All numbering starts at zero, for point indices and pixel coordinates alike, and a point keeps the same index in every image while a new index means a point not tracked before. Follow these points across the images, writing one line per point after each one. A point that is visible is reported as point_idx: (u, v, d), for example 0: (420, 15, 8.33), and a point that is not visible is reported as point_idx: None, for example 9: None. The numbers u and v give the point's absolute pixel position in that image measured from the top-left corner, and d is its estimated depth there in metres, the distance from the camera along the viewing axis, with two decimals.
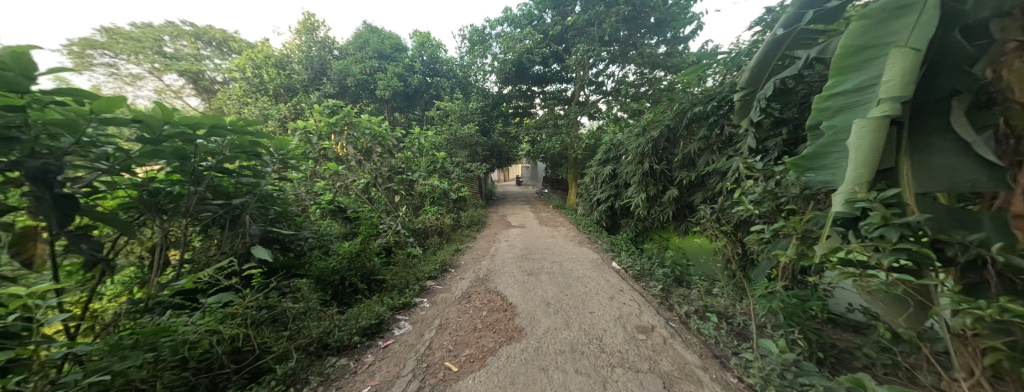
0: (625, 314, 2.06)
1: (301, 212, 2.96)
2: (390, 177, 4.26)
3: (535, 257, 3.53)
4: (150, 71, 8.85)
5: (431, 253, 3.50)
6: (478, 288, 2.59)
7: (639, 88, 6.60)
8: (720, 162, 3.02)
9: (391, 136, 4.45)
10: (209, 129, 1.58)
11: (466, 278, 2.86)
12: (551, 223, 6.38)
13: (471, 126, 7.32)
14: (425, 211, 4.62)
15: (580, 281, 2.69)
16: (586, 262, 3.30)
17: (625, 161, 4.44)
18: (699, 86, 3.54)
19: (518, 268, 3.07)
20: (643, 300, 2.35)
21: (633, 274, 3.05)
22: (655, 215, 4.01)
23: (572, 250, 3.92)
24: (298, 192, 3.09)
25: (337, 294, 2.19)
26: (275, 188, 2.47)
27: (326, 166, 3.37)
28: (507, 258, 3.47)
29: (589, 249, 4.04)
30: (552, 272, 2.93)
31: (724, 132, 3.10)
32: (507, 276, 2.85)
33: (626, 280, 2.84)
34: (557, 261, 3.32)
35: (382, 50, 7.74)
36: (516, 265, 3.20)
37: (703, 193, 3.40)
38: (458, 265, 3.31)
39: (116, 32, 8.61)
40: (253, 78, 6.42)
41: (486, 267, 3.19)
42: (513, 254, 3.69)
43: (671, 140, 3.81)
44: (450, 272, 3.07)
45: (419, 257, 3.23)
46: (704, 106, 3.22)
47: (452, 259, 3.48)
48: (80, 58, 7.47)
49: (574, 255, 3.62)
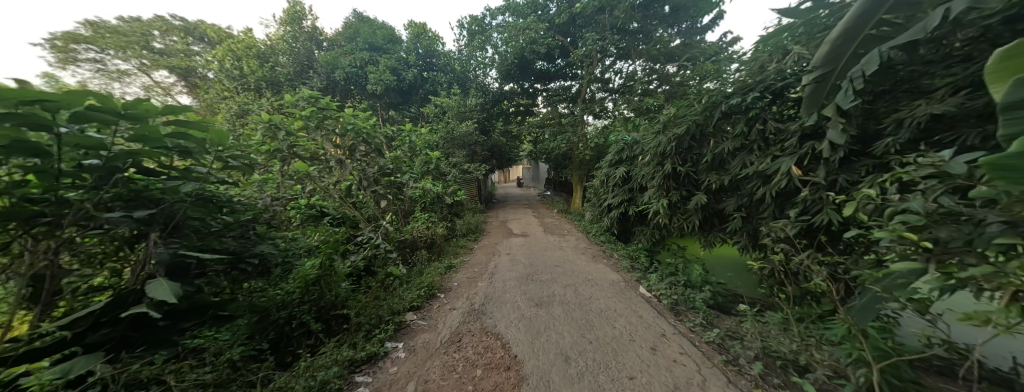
0: (684, 385, 1.53)
1: (265, 222, 2.48)
2: (377, 179, 3.79)
3: (542, 277, 3.05)
4: (138, 68, 8.56)
5: (419, 272, 3.03)
6: (471, 327, 2.09)
7: (652, 84, 6.14)
8: (763, 165, 2.55)
9: (377, 133, 3.97)
10: (81, 112, 1.16)
11: (458, 309, 2.38)
12: (556, 231, 5.89)
13: (469, 125, 6.85)
14: (416, 218, 4.14)
15: (604, 318, 2.19)
16: (607, 287, 2.80)
17: (641, 162, 3.97)
18: (734, 74, 3.05)
19: (522, 295, 2.59)
20: (701, 356, 1.81)
21: (662, 301, 2.55)
22: (677, 224, 3.54)
23: (586, 267, 3.42)
24: (260, 197, 2.60)
25: (280, 339, 1.79)
26: (215, 188, 1.96)
27: (295, 164, 2.89)
28: (509, 279, 2.99)
29: (603, 265, 3.54)
30: (566, 301, 2.45)
31: (767, 128, 2.64)
32: (510, 308, 2.36)
33: (662, 314, 2.34)
34: (568, 285, 2.84)
35: (374, 43, 7.31)
36: (519, 289, 2.71)
37: (738, 200, 2.95)
38: (449, 288, 2.82)
39: (101, 27, 8.27)
40: (232, 70, 5.93)
41: (484, 291, 2.72)
42: (515, 273, 3.20)
43: (697, 139, 3.34)
44: (439, 299, 2.59)
45: (402, 279, 2.77)
46: (741, 98, 2.76)
47: (442, 280, 2.98)
48: (65, 53, 7.25)
49: (590, 276, 3.11)
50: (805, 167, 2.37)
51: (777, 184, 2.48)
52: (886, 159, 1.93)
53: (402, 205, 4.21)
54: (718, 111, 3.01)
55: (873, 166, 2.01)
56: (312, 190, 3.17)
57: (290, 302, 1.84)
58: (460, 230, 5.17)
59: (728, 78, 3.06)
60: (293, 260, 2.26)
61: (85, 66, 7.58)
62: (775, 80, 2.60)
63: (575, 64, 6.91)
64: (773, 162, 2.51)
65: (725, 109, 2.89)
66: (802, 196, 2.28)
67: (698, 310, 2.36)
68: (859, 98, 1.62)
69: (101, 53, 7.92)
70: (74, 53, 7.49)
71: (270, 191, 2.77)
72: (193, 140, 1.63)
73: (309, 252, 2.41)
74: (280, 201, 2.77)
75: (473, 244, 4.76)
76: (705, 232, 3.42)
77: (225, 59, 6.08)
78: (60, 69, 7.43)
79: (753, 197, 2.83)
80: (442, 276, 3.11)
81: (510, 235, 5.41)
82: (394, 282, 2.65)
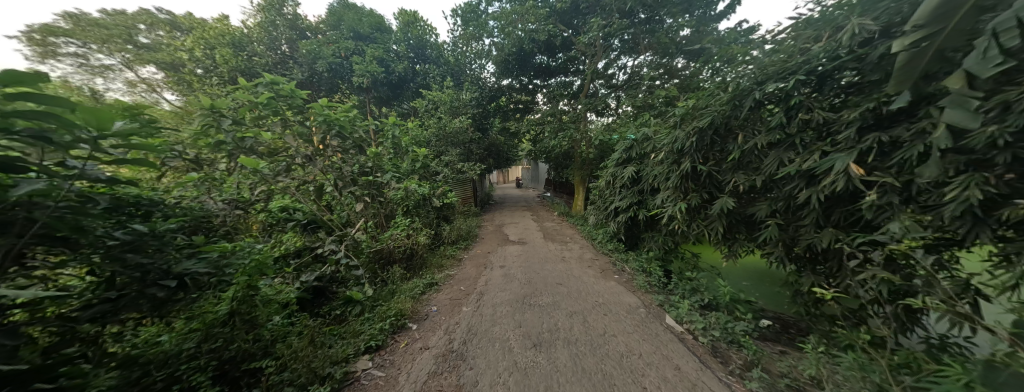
0: None
1: (207, 233, 2.10)
2: (354, 179, 3.39)
3: (539, 300, 2.65)
4: (122, 63, 8.12)
5: (389, 294, 2.67)
6: (444, 384, 1.66)
7: (657, 80, 5.81)
8: (810, 162, 2.12)
9: (357, 127, 3.54)
10: None
11: (431, 350, 1.99)
12: (556, 237, 5.47)
13: (463, 120, 6.42)
14: (398, 222, 3.72)
15: (628, 373, 1.70)
16: (626, 319, 2.34)
17: (653, 160, 3.55)
18: (766, 56, 2.60)
19: (515, 329, 2.17)
20: None
21: (697, 339, 2.08)
22: (695, 231, 3.12)
23: (595, 286, 2.99)
24: (202, 201, 2.18)
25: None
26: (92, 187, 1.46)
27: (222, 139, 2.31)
28: (500, 304, 2.59)
29: (616, 284, 3.11)
30: (572, 340, 2.02)
31: (812, 119, 2.20)
32: (496, 351, 1.92)
33: (707, 363, 1.84)
34: (573, 314, 2.39)
35: (360, 30, 6.91)
36: (510, 320, 2.30)
37: (772, 205, 2.53)
38: (425, 318, 2.43)
39: (83, 19, 7.80)
40: (204, 60, 5.43)
41: (466, 322, 2.32)
42: (508, 295, 2.78)
43: (720, 133, 2.90)
44: (407, 334, 2.20)
45: (365, 305, 2.41)
46: (780, 83, 2.31)
47: (416, 306, 2.60)
48: (43, 47, 6.85)
49: (600, 299, 2.68)
50: (865, 165, 1.94)
51: (827, 186, 2.05)
52: (989, 153, 1.48)
53: (383, 208, 3.77)
54: (748, 100, 2.57)
55: (966, 164, 1.57)
56: (268, 189, 2.71)
57: (176, 357, 1.51)
58: (450, 235, 4.74)
59: (760, 62, 2.63)
60: (224, 282, 1.83)
61: (67, 61, 7.12)
62: (823, 60, 2.15)
63: (577, 58, 6.70)
64: (822, 160, 2.08)
65: (758, 96, 2.44)
66: (866, 202, 1.86)
67: (741, 346, 1.93)
68: (999, 64, 1.26)
69: (83, 47, 7.48)
70: (53, 47, 6.93)
71: (218, 195, 2.36)
72: (59, 120, 1.17)
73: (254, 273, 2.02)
74: (236, 205, 2.45)
75: (463, 253, 4.34)
76: (727, 240, 3.01)
77: (196, 47, 5.57)
78: (39, 63, 6.96)
79: (793, 202, 2.41)
80: (416, 298, 2.73)
81: (506, 242, 4.99)
82: (351, 311, 2.35)
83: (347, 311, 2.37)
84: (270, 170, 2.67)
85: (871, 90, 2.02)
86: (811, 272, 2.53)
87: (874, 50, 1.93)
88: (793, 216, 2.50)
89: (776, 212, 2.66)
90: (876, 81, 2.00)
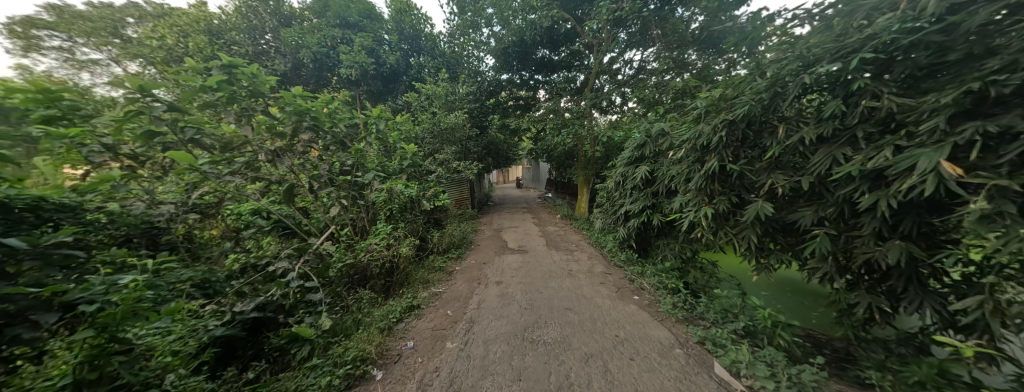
0: None
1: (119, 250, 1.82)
2: (331, 178, 3.02)
3: (543, 334, 2.25)
4: (111, 58, 7.60)
5: (355, 325, 2.31)
6: None
7: (665, 75, 5.49)
8: (879, 159, 1.73)
9: (338, 120, 3.16)
10: None
11: None
12: (559, 244, 5.07)
13: (459, 115, 6.03)
14: (382, 227, 3.33)
15: None
16: (659, 368, 1.90)
17: (670, 158, 3.15)
18: (814, 33, 2.19)
19: (512, 383, 1.76)
20: None
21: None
22: (722, 240, 2.72)
23: (612, 315, 2.58)
24: (132, 204, 1.98)
25: None
26: None
27: (154, 130, 1.86)
28: (495, 340, 2.20)
29: (636, 310, 2.70)
30: None
31: (881, 107, 1.79)
32: None
33: None
34: (587, 359, 1.97)
35: (347, 18, 6.55)
36: (505, 369, 1.89)
37: (823, 211, 2.12)
38: (399, 363, 2.01)
39: (67, 11, 7.25)
40: (177, 47, 5.09)
41: (449, 368, 1.93)
42: (504, 327, 2.38)
43: (753, 126, 2.49)
44: (368, 388, 1.78)
45: (316, 343, 1.99)
46: (836, 63, 1.90)
47: (386, 342, 2.22)
48: (25, 40, 6.36)
49: (620, 333, 2.28)
50: (959, 164, 1.53)
51: (906, 190, 1.64)
52: None
53: (364, 211, 3.42)
54: (793, 85, 2.16)
55: None
56: (213, 191, 2.34)
57: None
58: (441, 243, 4.34)
59: (803, 42, 2.22)
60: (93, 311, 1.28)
61: (50, 55, 6.51)
62: (895, 34, 1.74)
63: (580, 53, 6.42)
64: (896, 157, 1.68)
65: (806, 80, 2.03)
66: (969, 211, 1.44)
67: None
68: None
69: (68, 40, 6.89)
70: (36, 40, 6.44)
71: (170, 199, 2.19)
72: None
73: (188, 288, 1.83)
74: (197, 208, 2.36)
75: (455, 265, 3.94)
76: (759, 251, 2.61)
77: (169, 34, 5.21)
78: (22, 58, 6.44)
79: (849, 208, 2.00)
80: (388, 332, 2.34)
81: (504, 250, 4.59)
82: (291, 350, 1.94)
83: (292, 351, 1.95)
84: (215, 169, 2.21)
85: (961, 70, 1.61)
86: (865, 292, 2.14)
87: (970, 17, 1.52)
88: (845, 225, 2.11)
89: (823, 219, 2.26)
90: (968, 57, 1.60)
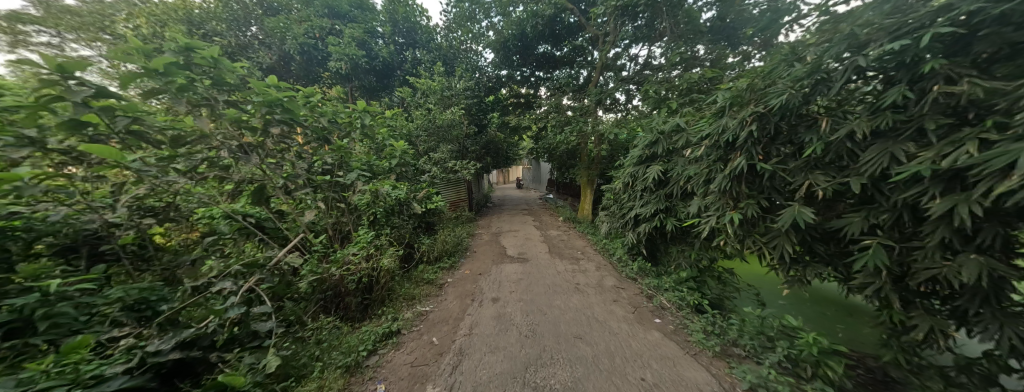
0: None
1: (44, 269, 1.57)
2: (309, 178, 2.71)
3: (548, 376, 1.93)
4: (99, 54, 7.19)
5: (320, 359, 2.04)
6: None
7: (674, 71, 5.12)
8: (960, 157, 1.40)
9: (317, 113, 2.85)
10: None
11: None
12: (562, 250, 4.78)
13: (455, 112, 5.69)
14: (367, 233, 3.02)
15: None
16: None
17: (686, 156, 2.83)
18: (864, 8, 1.86)
19: None
20: None
21: None
22: (749, 249, 2.40)
23: (633, 348, 2.26)
24: (55, 208, 1.66)
25: None
26: None
27: (82, 120, 1.56)
28: (490, 384, 1.88)
29: (658, 338, 2.38)
30: None
31: (959, 93, 1.47)
32: None
33: None
34: None
35: (336, 8, 6.24)
36: None
37: (876, 217, 1.80)
38: None
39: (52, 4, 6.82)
40: (155, 38, 4.81)
41: None
42: (502, 366, 2.06)
43: (788, 120, 2.18)
44: None
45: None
46: (902, 40, 1.56)
47: (351, 386, 1.90)
48: None
49: (646, 376, 1.95)
50: None
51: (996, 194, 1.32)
52: None
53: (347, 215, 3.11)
54: (841, 69, 1.83)
55: None
56: (159, 193, 2.01)
57: None
58: (433, 249, 4.02)
59: (851, 20, 1.90)
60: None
61: None
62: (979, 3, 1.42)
63: (583, 47, 6.15)
64: (982, 153, 1.35)
65: (860, 63, 1.70)
66: None
67: None
68: None
69: None
70: None
71: (110, 203, 1.88)
72: None
73: (115, 313, 1.56)
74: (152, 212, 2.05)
75: (447, 276, 3.63)
76: (791, 264, 2.30)
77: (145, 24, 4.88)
78: None
79: (909, 215, 1.68)
80: (352, 373, 2.03)
81: (503, 258, 4.28)
82: None
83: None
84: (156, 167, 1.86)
85: None
86: (926, 314, 1.82)
87: None
88: (901, 234, 1.80)
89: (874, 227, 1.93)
90: None
